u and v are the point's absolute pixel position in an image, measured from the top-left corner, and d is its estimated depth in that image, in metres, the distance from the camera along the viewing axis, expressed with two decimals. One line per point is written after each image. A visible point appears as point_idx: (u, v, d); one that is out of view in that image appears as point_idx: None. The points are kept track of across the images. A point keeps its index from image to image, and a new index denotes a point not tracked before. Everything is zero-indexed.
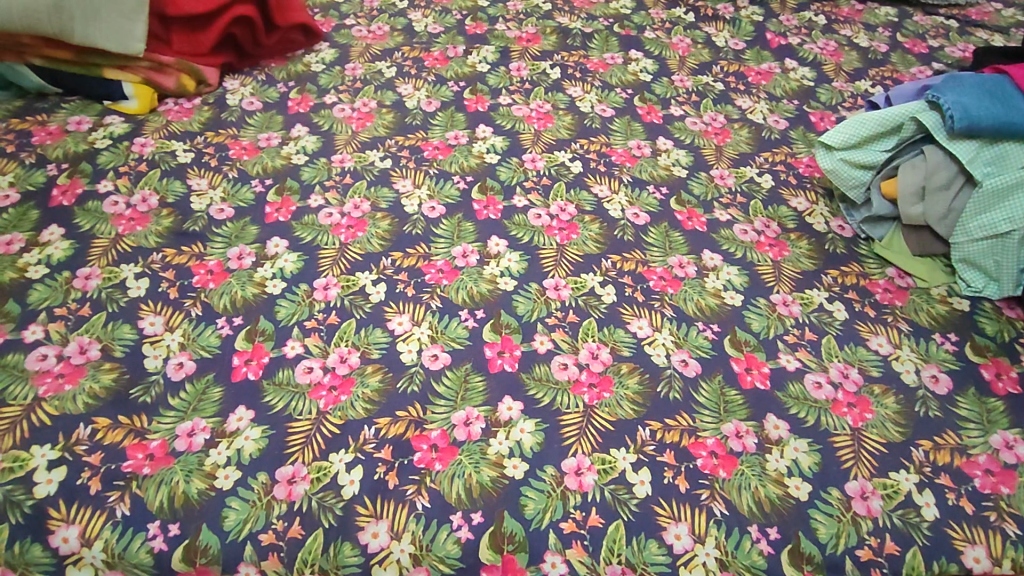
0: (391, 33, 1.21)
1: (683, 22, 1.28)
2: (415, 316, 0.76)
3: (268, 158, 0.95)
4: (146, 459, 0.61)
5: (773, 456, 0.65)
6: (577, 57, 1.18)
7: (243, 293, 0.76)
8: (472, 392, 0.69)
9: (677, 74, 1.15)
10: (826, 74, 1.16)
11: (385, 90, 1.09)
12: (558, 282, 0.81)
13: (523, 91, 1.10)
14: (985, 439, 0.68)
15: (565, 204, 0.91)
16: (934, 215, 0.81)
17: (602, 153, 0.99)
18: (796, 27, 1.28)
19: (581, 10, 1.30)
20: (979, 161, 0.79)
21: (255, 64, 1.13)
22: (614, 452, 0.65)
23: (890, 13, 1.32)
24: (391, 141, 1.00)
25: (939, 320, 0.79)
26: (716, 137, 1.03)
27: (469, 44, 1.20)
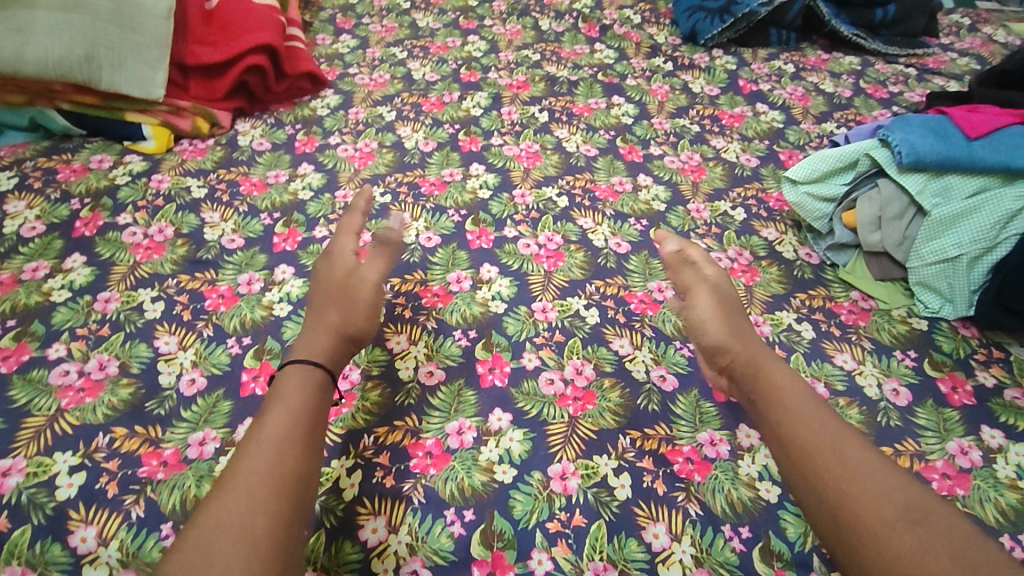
0: (392, 81, 1.32)
1: (662, 70, 1.39)
2: (412, 336, 0.81)
3: (276, 194, 1.02)
4: (160, 466, 0.66)
5: (745, 462, 0.70)
6: (563, 102, 1.27)
7: (252, 316, 0.82)
8: (465, 404, 0.74)
9: (656, 117, 1.25)
10: (794, 117, 1.26)
11: (386, 132, 1.18)
12: (546, 305, 0.87)
13: (514, 133, 1.19)
14: (942, 446, 0.73)
15: (552, 234, 0.98)
16: (890, 242, 0.88)
17: (587, 189, 1.07)
18: (767, 74, 1.38)
19: (567, 60, 1.41)
20: (927, 193, 0.86)
21: (265, 109, 1.22)
22: (596, 458, 0.69)
23: (853, 62, 1.43)
24: (391, 178, 1.08)
25: (900, 338, 0.85)
26: (692, 174, 1.12)
27: (464, 90, 1.30)
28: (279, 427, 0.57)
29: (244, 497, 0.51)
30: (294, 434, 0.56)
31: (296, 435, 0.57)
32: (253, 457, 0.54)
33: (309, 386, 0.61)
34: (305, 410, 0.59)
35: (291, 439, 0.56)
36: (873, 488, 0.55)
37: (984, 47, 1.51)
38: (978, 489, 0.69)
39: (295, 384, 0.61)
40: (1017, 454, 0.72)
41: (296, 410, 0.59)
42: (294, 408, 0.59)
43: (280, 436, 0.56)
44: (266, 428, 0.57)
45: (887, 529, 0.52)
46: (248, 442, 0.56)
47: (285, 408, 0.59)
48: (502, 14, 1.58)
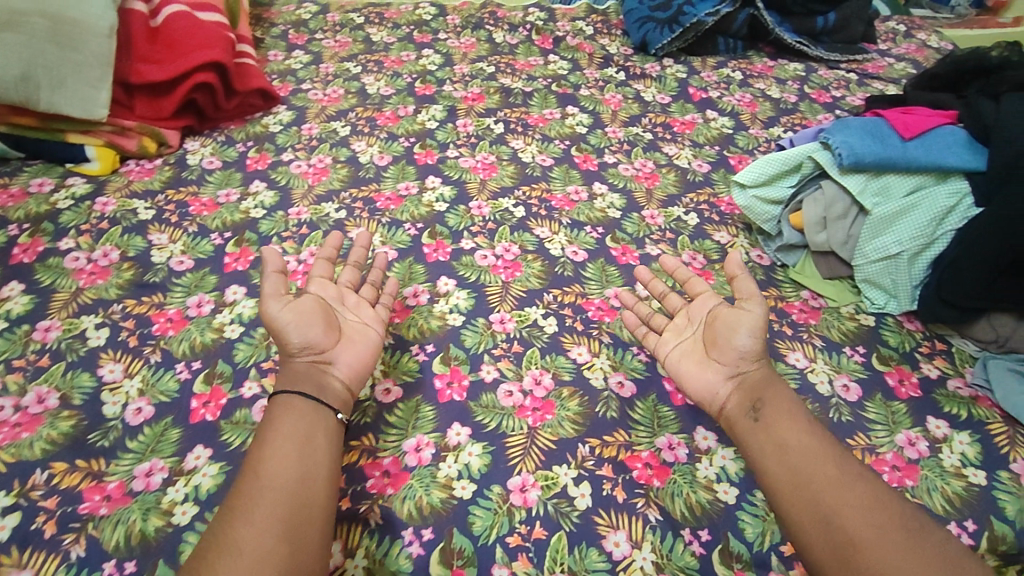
0: (345, 96, 1.31)
1: (615, 80, 1.41)
2: None
3: (227, 213, 1.01)
4: (103, 501, 0.64)
5: (702, 465, 0.71)
6: (518, 114, 1.28)
7: (203, 339, 0.80)
8: (423, 421, 0.73)
9: (610, 126, 1.27)
10: (743, 122, 1.29)
11: (341, 147, 1.17)
12: (504, 316, 0.87)
13: (470, 145, 1.19)
14: (891, 438, 0.75)
15: (510, 245, 0.99)
16: (835, 242, 0.90)
17: (543, 199, 1.08)
18: (716, 82, 1.42)
19: (522, 72, 1.42)
20: (867, 193, 0.88)
21: (215, 127, 1.20)
22: (556, 469, 0.69)
23: (798, 69, 1.48)
24: (346, 194, 1.07)
25: (849, 334, 0.87)
26: (646, 181, 1.14)
27: (419, 104, 1.30)
28: (276, 466, 0.59)
29: (247, 542, 0.54)
30: (293, 474, 0.59)
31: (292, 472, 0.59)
32: (254, 499, 0.57)
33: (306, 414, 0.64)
34: (300, 447, 0.61)
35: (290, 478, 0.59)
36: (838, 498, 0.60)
37: (919, 52, 1.58)
38: (926, 479, 0.71)
39: (289, 420, 0.63)
40: (962, 443, 0.74)
41: (289, 446, 0.61)
42: (297, 433, 0.62)
43: (279, 476, 0.59)
44: (263, 467, 0.59)
45: (846, 534, 0.57)
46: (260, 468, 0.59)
47: (277, 446, 0.61)
48: (456, 28, 1.59)
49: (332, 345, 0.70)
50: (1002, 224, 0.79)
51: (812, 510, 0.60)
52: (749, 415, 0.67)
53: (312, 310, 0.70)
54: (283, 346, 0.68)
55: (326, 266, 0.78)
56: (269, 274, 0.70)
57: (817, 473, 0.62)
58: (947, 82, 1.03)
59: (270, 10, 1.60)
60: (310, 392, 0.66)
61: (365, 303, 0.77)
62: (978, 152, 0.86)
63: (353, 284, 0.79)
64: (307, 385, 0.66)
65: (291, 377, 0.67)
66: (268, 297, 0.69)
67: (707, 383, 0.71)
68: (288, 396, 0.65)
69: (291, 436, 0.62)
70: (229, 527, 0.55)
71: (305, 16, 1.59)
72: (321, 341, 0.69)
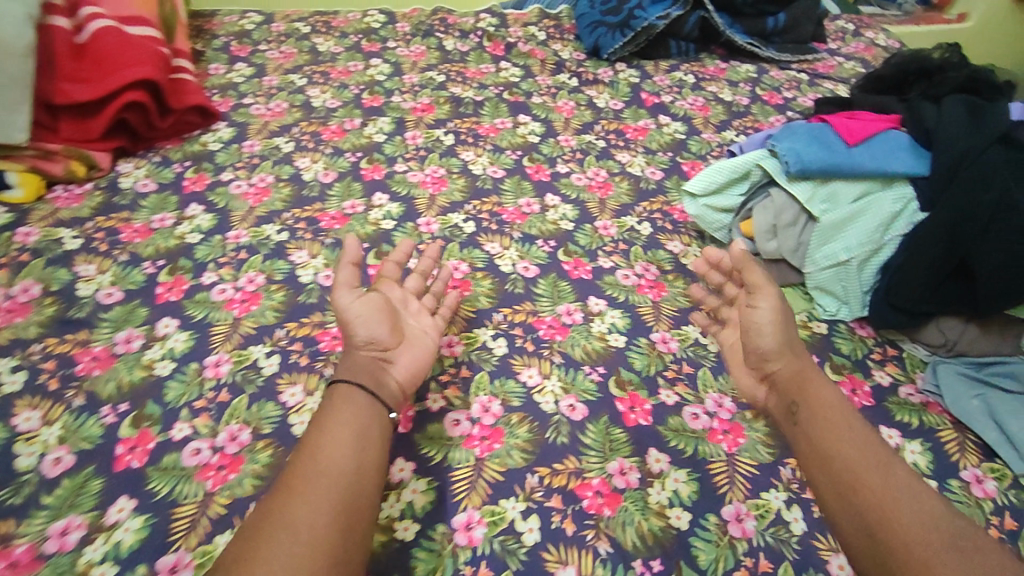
0: (290, 110, 1.27)
1: (568, 86, 1.39)
2: (308, 386, 0.77)
3: (161, 239, 0.95)
4: (11, 566, 0.59)
5: (654, 489, 0.69)
6: (469, 124, 1.25)
7: (130, 378, 0.76)
8: None
9: (562, 135, 1.25)
10: (696, 127, 1.28)
11: (283, 164, 1.13)
12: (452, 339, 0.84)
13: (418, 158, 1.16)
14: None
15: (459, 262, 0.96)
16: (786, 249, 0.89)
17: (494, 212, 1.05)
18: (669, 86, 1.41)
19: (473, 80, 1.39)
20: (815, 200, 0.88)
21: (150, 146, 1.14)
22: (503, 503, 0.67)
23: (750, 70, 1.48)
24: (288, 214, 1.03)
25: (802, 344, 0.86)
26: (599, 191, 1.12)
27: (366, 116, 1.26)
28: (335, 456, 0.59)
29: (300, 523, 0.53)
30: (348, 465, 0.59)
31: (350, 466, 0.59)
32: (313, 484, 0.56)
33: (361, 409, 0.63)
34: (360, 446, 0.61)
35: (346, 473, 0.58)
36: (882, 480, 0.60)
37: (867, 51, 1.59)
38: None
39: (346, 413, 0.63)
40: (913, 453, 0.74)
41: (349, 440, 0.61)
42: (354, 426, 0.62)
43: (334, 466, 0.58)
44: (324, 452, 0.59)
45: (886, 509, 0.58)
46: (320, 454, 0.59)
47: (340, 437, 0.61)
48: (406, 35, 1.55)
49: (395, 346, 0.71)
50: (943, 234, 0.79)
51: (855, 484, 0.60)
52: (789, 416, 0.70)
53: (381, 307, 0.71)
54: (348, 338, 0.69)
55: (396, 266, 0.78)
56: (344, 264, 0.71)
57: (861, 457, 0.62)
58: (893, 84, 1.03)
59: (212, 20, 1.53)
60: (369, 385, 0.66)
61: (425, 311, 0.78)
62: (920, 158, 0.86)
63: (417, 289, 0.80)
64: (366, 376, 0.66)
65: (351, 367, 0.67)
66: (340, 287, 0.70)
67: (744, 385, 0.77)
68: (349, 386, 0.65)
69: (352, 427, 0.62)
70: (287, 508, 0.54)
71: (248, 27, 1.53)
72: (386, 340, 0.70)
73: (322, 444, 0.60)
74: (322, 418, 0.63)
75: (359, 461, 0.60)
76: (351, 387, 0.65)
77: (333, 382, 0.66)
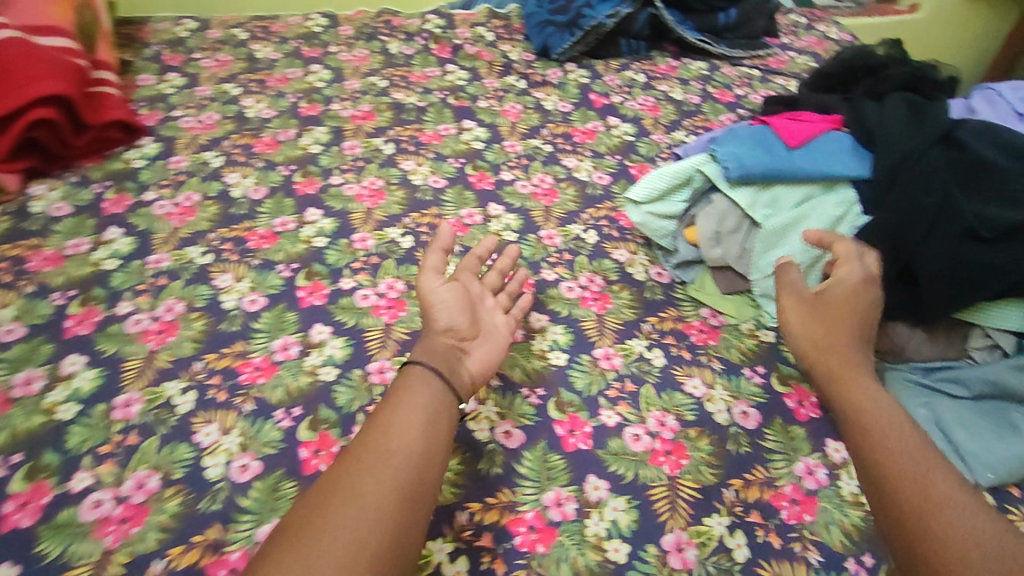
0: (222, 122, 1.20)
1: (515, 89, 1.35)
2: (225, 424, 0.73)
3: (73, 267, 0.89)
4: None
5: (592, 520, 0.66)
6: (411, 131, 1.20)
7: (28, 425, 0.70)
8: (282, 501, 0.67)
9: (508, 140, 1.20)
10: (645, 128, 1.25)
11: (211, 181, 1.07)
12: (383, 364, 0.80)
13: (356, 169, 1.11)
14: (790, 469, 0.71)
15: (394, 280, 0.91)
16: (730, 256, 0.87)
17: (434, 225, 1.01)
18: (619, 86, 1.37)
19: (417, 85, 1.34)
20: (757, 205, 0.85)
21: (67, 166, 1.07)
22: (431, 544, 0.62)
23: (701, 68, 1.46)
24: (214, 235, 0.97)
25: (748, 354, 0.83)
26: (544, 198, 1.07)
27: (302, 126, 1.20)
28: (391, 462, 0.58)
29: (364, 498, 0.54)
30: (415, 449, 0.59)
31: (405, 477, 0.57)
32: (381, 460, 0.57)
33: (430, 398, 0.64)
34: (420, 459, 0.59)
35: (397, 485, 0.56)
36: (937, 483, 0.58)
37: (819, 45, 1.58)
38: (824, 512, 0.68)
39: (420, 394, 0.64)
40: None
41: (411, 449, 0.59)
42: (422, 413, 0.62)
43: (403, 447, 0.59)
44: (395, 433, 0.60)
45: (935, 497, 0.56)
46: (391, 431, 0.60)
47: (406, 437, 0.60)
48: (349, 39, 1.50)
49: (471, 336, 0.72)
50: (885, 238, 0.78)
51: (903, 477, 0.59)
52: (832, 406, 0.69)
53: (460, 296, 0.74)
54: (429, 324, 0.72)
55: (475, 262, 0.80)
56: (433, 250, 0.76)
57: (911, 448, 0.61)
58: (835, 83, 1.01)
59: (142, 27, 1.45)
60: (442, 370, 0.66)
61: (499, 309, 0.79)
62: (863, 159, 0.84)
63: (492, 287, 0.81)
64: (441, 360, 0.67)
65: (426, 349, 0.69)
66: (428, 272, 0.74)
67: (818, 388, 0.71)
68: (424, 368, 0.66)
69: (423, 412, 0.62)
70: (355, 478, 0.56)
71: (182, 33, 1.45)
72: (462, 328, 0.72)
73: (395, 424, 0.60)
74: (399, 393, 0.64)
75: (417, 474, 0.58)
76: (427, 369, 0.66)
77: (408, 362, 0.67)
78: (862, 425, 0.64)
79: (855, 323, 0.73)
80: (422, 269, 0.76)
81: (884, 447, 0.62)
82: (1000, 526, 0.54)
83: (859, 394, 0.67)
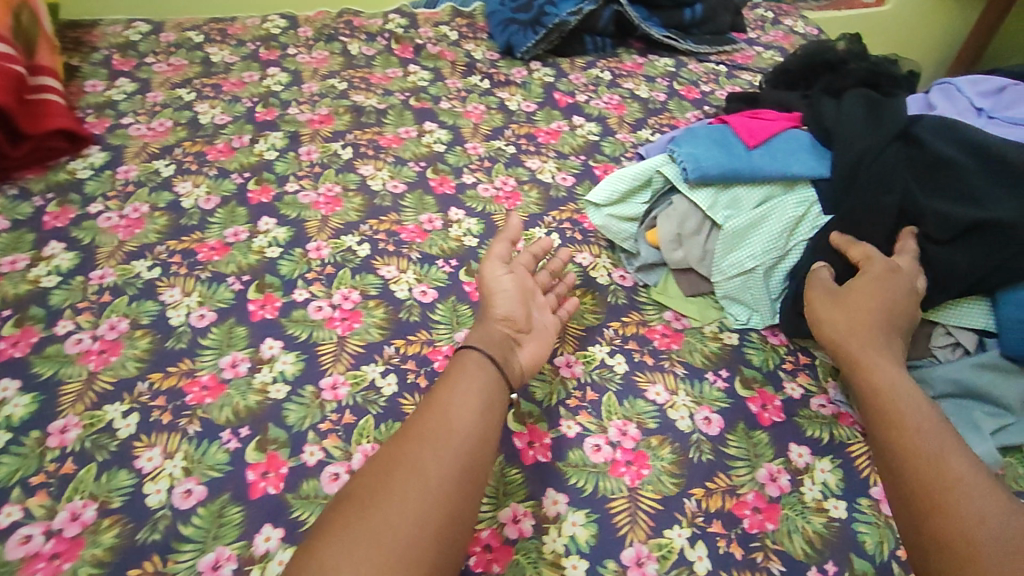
0: (174, 128, 1.16)
1: (478, 89, 1.32)
2: (168, 448, 0.70)
3: (10, 285, 0.85)
4: None
5: (550, 537, 0.64)
6: (370, 135, 1.17)
7: None
8: (227, 527, 0.64)
9: (470, 142, 1.17)
10: (610, 127, 1.23)
11: (161, 191, 1.03)
12: (337, 380, 0.77)
13: (313, 175, 1.07)
14: (752, 476, 0.70)
15: (350, 290, 0.88)
16: (692, 259, 0.85)
17: (392, 232, 0.98)
18: (585, 84, 1.35)
19: (377, 87, 1.31)
20: (717, 206, 0.83)
21: (7, 177, 1.02)
22: None
23: (668, 64, 1.44)
24: (162, 247, 0.93)
25: (711, 358, 0.82)
26: (507, 202, 1.05)
27: (257, 132, 1.17)
28: (453, 441, 0.59)
29: (427, 470, 0.56)
30: (474, 430, 0.61)
31: (464, 458, 0.59)
32: (440, 437, 0.59)
33: (483, 384, 0.66)
34: (472, 445, 0.60)
35: (459, 462, 0.58)
36: (953, 462, 0.57)
37: (785, 39, 1.58)
38: (787, 519, 0.66)
39: (477, 378, 0.66)
40: (823, 472, 0.71)
41: (469, 432, 0.61)
42: (476, 397, 0.64)
43: (461, 426, 0.61)
44: (455, 413, 0.62)
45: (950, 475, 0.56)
46: (448, 411, 0.62)
47: (462, 420, 0.61)
48: (308, 41, 1.46)
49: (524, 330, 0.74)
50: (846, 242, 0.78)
51: (918, 457, 0.58)
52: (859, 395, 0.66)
53: (518, 288, 0.75)
54: (487, 311, 0.74)
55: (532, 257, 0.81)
56: (501, 240, 0.78)
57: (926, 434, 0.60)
58: (797, 79, 1.00)
59: (91, 31, 1.39)
60: (496, 358, 0.68)
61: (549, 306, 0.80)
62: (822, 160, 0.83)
63: (545, 284, 0.82)
64: (496, 349, 0.69)
65: (482, 336, 0.71)
66: (493, 260, 0.77)
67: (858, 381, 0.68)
68: (480, 356, 0.68)
69: (478, 396, 0.64)
70: (414, 451, 0.58)
71: (133, 37, 1.39)
72: (517, 320, 0.73)
73: (451, 406, 0.62)
74: (452, 376, 0.66)
75: (471, 459, 0.59)
76: (484, 356, 0.68)
77: (464, 346, 0.69)
78: (882, 407, 0.63)
79: (883, 311, 0.70)
80: (487, 256, 0.78)
81: (905, 428, 0.61)
82: (1020, 506, 0.52)
83: (879, 375, 0.66)
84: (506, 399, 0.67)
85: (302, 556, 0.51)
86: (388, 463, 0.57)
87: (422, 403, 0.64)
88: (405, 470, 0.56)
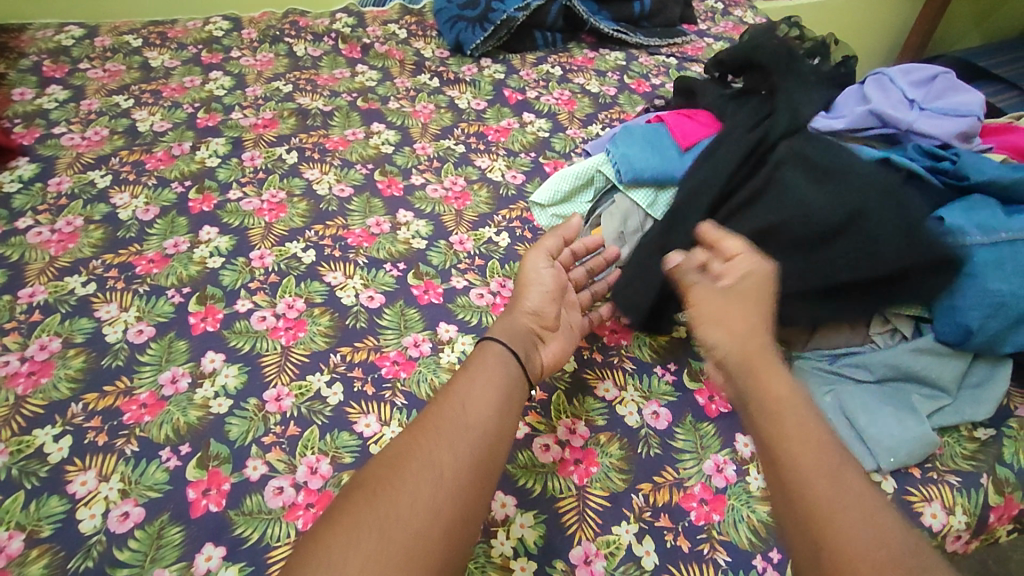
0: (110, 137, 1.12)
1: (428, 88, 1.31)
2: (103, 470, 0.67)
3: None
4: None
5: (498, 540, 0.64)
6: (316, 138, 1.15)
7: None
8: (166, 549, 0.63)
9: (419, 142, 1.16)
10: (560, 123, 1.23)
11: (96, 203, 0.99)
12: (281, 391, 0.76)
13: (256, 182, 1.05)
14: (699, 468, 0.71)
15: (294, 299, 0.87)
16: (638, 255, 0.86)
17: (338, 237, 0.96)
18: (535, 80, 1.35)
19: (324, 88, 1.29)
20: (655, 205, 0.88)
21: None
22: None
23: (618, 58, 1.44)
24: (97, 261, 0.90)
25: (660, 351, 0.82)
26: (456, 202, 1.04)
27: (198, 138, 1.13)
28: (469, 434, 0.58)
29: (439, 464, 0.55)
30: (491, 424, 0.60)
31: (479, 449, 0.58)
32: (452, 430, 0.58)
33: (504, 377, 0.65)
34: (491, 440, 0.59)
35: (474, 455, 0.57)
36: (850, 477, 0.52)
37: (735, 30, 1.59)
38: (733, 510, 0.67)
39: (497, 370, 0.65)
40: None
41: (485, 427, 0.60)
42: (491, 390, 0.63)
43: (477, 420, 0.60)
44: (471, 406, 0.61)
45: (846, 494, 0.51)
46: (462, 404, 0.61)
47: (479, 414, 0.60)
48: (252, 42, 1.42)
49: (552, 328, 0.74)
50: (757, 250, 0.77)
51: (819, 469, 0.52)
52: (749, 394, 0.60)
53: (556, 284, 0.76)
54: (518, 302, 0.74)
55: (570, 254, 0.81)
56: (554, 233, 0.79)
57: (820, 446, 0.54)
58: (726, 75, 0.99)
59: (20, 36, 1.34)
60: (519, 354, 0.68)
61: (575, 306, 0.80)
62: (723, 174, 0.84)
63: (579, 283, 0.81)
64: (520, 345, 0.69)
65: (506, 329, 0.70)
66: (538, 251, 0.77)
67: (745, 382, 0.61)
68: (505, 348, 0.67)
69: (497, 390, 0.63)
70: (427, 443, 0.57)
71: (66, 41, 1.34)
72: (549, 318, 0.73)
73: (466, 398, 0.61)
74: (473, 368, 0.65)
75: (485, 454, 0.58)
76: (506, 351, 0.67)
77: (488, 337, 0.69)
78: (778, 413, 0.57)
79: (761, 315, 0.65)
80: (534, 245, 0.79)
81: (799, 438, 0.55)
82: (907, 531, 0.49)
83: (775, 383, 0.60)
84: (526, 394, 0.67)
85: (308, 544, 0.50)
86: (400, 455, 0.56)
87: (439, 392, 0.63)
88: (416, 463, 0.55)
